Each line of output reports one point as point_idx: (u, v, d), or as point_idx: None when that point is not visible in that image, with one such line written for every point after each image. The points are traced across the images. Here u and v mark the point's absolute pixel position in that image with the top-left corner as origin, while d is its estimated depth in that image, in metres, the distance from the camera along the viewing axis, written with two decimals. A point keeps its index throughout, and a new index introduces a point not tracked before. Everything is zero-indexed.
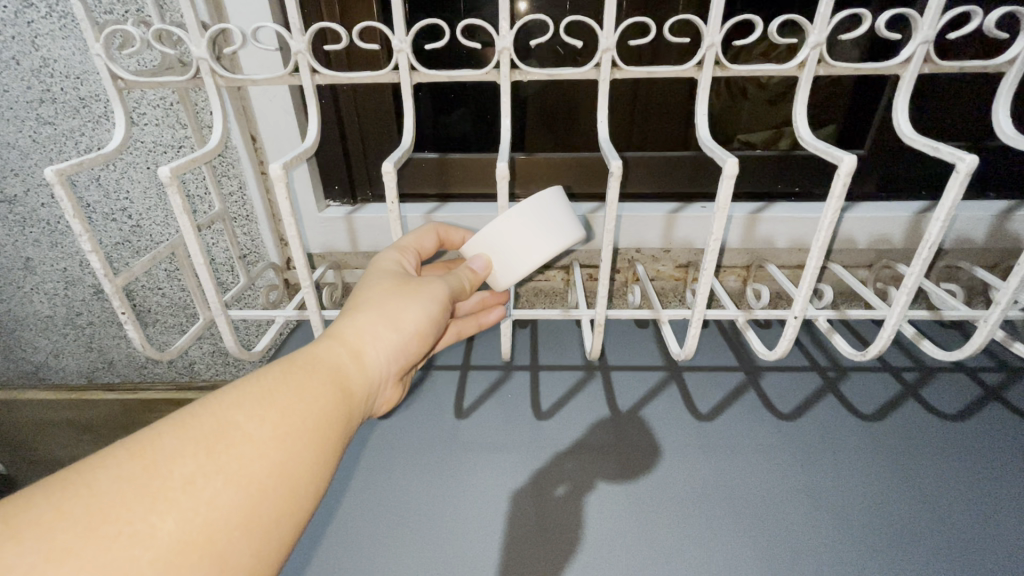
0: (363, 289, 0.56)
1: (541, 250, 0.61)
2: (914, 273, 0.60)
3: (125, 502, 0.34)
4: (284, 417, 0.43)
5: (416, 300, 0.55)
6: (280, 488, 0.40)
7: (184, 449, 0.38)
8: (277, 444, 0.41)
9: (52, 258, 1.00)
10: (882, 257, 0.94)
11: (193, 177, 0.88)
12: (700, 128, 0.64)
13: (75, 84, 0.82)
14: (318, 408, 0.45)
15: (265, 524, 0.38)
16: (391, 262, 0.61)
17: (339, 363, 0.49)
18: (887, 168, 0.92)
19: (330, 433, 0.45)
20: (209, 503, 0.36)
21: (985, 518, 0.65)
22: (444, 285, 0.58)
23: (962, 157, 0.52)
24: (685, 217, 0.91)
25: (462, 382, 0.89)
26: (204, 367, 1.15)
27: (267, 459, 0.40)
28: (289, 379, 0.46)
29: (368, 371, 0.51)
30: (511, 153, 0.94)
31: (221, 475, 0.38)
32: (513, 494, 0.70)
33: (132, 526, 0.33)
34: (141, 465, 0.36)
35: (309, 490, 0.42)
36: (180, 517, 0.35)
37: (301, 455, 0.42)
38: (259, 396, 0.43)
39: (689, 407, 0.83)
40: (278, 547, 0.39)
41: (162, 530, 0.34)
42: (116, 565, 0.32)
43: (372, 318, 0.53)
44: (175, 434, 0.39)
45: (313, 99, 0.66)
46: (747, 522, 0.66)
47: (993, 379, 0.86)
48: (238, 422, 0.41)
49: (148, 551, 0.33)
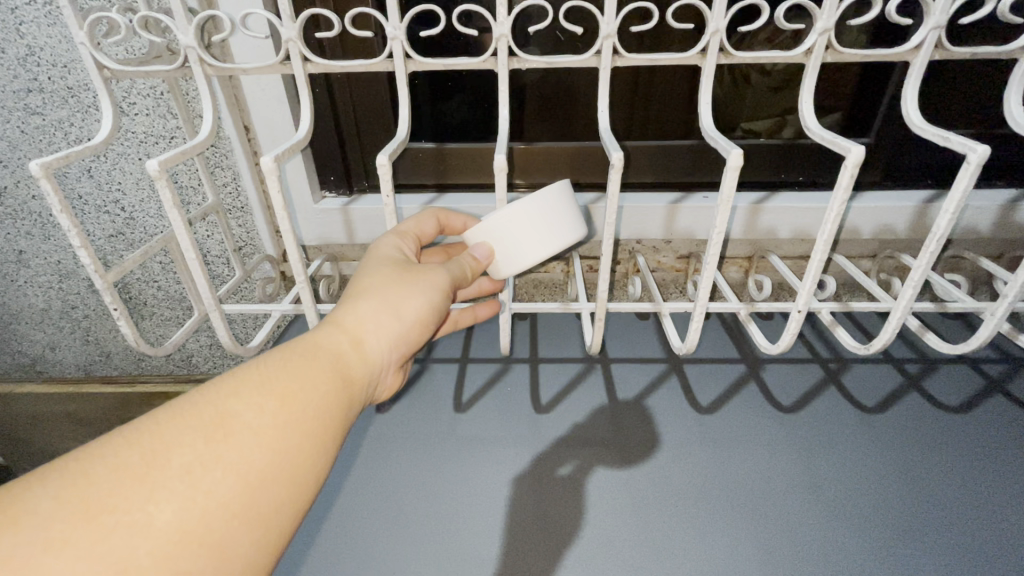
0: (364, 276, 0.55)
1: (545, 246, 0.60)
2: (922, 265, 0.59)
3: (123, 492, 0.33)
4: (283, 405, 0.41)
5: (418, 287, 0.54)
6: (281, 477, 0.39)
7: (182, 438, 0.37)
8: (276, 433, 0.40)
9: (45, 251, 0.99)
10: (886, 247, 0.93)
11: (186, 168, 0.87)
12: (704, 117, 0.62)
13: (63, 74, 0.80)
14: (319, 397, 0.44)
15: (264, 514, 0.38)
16: (391, 248, 0.60)
17: (340, 351, 0.48)
18: (893, 157, 0.90)
19: (331, 420, 0.44)
20: (208, 492, 0.35)
21: (987, 510, 0.65)
22: (446, 273, 0.57)
23: (973, 147, 0.50)
24: (687, 207, 0.89)
25: (461, 375, 0.88)
26: (201, 359, 1.14)
27: (266, 448, 0.39)
28: (289, 366, 0.44)
29: (369, 358, 0.50)
30: (509, 143, 0.93)
31: (219, 464, 0.37)
32: (513, 488, 0.70)
33: (130, 515, 0.33)
34: (139, 455, 0.35)
35: (309, 478, 0.41)
36: (178, 507, 0.34)
37: (302, 444, 0.41)
38: (259, 384, 0.42)
39: (690, 399, 0.82)
40: (278, 536, 0.38)
41: (160, 520, 0.33)
42: (114, 554, 0.31)
43: (373, 304, 0.52)
44: (172, 423, 0.38)
45: (305, 88, 0.64)
46: (749, 516, 0.66)
47: (996, 371, 0.86)
48: (237, 410, 0.40)
49: (147, 542, 0.32)
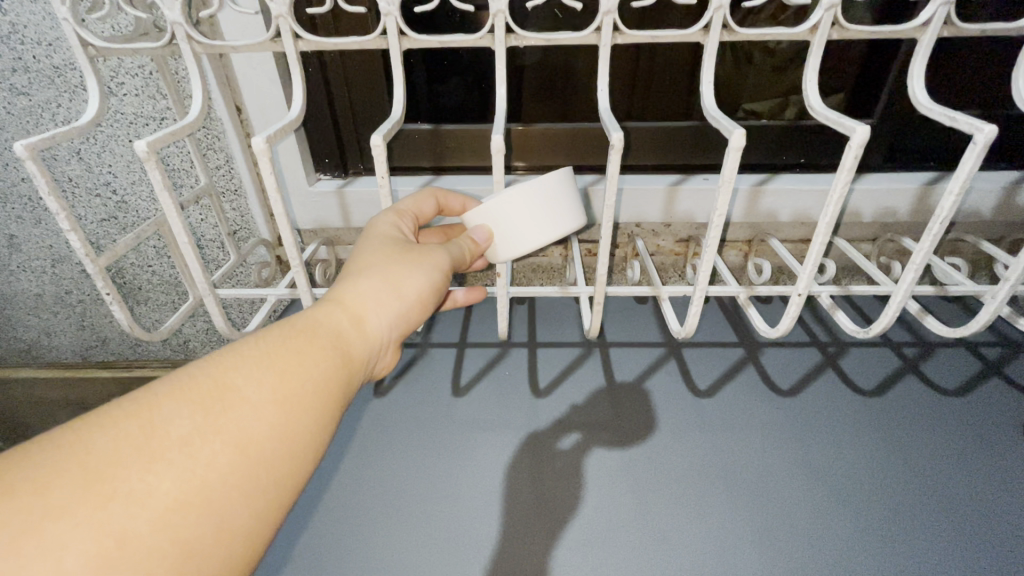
0: (363, 254, 0.54)
1: (545, 232, 0.60)
2: (924, 246, 0.58)
3: (122, 461, 0.33)
4: (283, 380, 0.41)
5: (418, 265, 0.53)
6: (280, 451, 0.38)
7: (181, 410, 0.36)
8: (276, 408, 0.39)
9: (37, 235, 0.97)
10: (887, 230, 0.93)
11: (178, 150, 0.85)
12: (706, 97, 0.61)
13: (48, 52, 0.78)
14: (319, 373, 0.43)
15: (263, 488, 0.37)
16: (390, 226, 0.59)
17: (340, 327, 0.48)
18: (896, 138, 0.89)
19: (330, 397, 0.43)
20: (207, 464, 0.35)
21: (980, 492, 0.66)
22: (447, 253, 0.56)
23: (981, 127, 0.49)
24: (687, 190, 0.88)
25: (459, 359, 0.88)
26: (198, 344, 1.14)
27: (266, 422, 0.38)
28: (288, 342, 0.44)
29: (369, 337, 0.49)
30: (507, 124, 0.91)
31: (219, 437, 0.36)
32: (511, 471, 0.70)
33: (129, 484, 0.32)
34: (136, 426, 0.35)
35: (308, 454, 0.41)
36: (178, 477, 0.33)
37: (302, 419, 0.40)
38: (258, 359, 0.41)
39: (688, 383, 0.83)
40: (276, 511, 0.38)
41: (159, 490, 0.32)
42: (112, 523, 0.30)
43: (373, 282, 0.51)
44: (171, 394, 0.37)
45: (297, 66, 0.62)
46: (745, 498, 0.66)
47: (994, 354, 0.86)
48: (236, 384, 0.39)
49: (146, 511, 0.32)
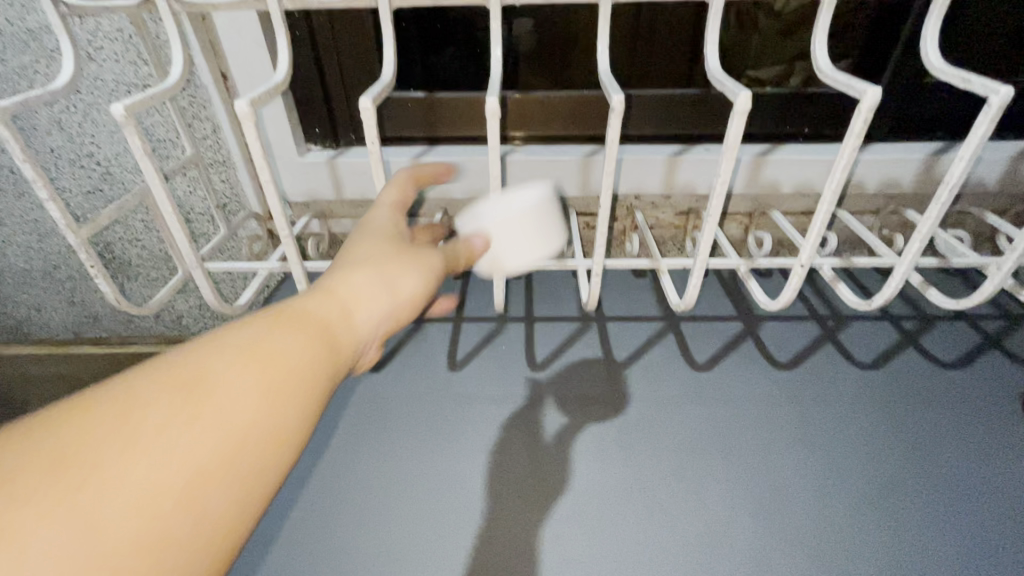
0: (355, 251, 0.54)
1: (537, 250, 0.64)
2: (932, 214, 0.57)
3: (92, 449, 0.31)
4: (265, 368, 0.39)
5: (409, 262, 0.53)
6: (262, 439, 0.36)
7: (156, 397, 0.35)
8: (256, 395, 0.37)
9: (21, 208, 0.95)
10: (891, 202, 0.91)
11: (162, 119, 0.82)
12: (709, 58, 0.59)
13: (20, 14, 0.74)
14: (304, 361, 0.41)
15: (243, 475, 0.35)
16: (383, 222, 0.58)
17: (328, 318, 0.46)
18: (903, 106, 0.87)
19: (316, 386, 0.41)
20: (180, 450, 0.33)
21: (974, 465, 0.66)
22: (438, 255, 0.56)
23: (996, 89, 0.48)
24: (688, 161, 0.86)
25: (455, 334, 0.87)
26: (192, 320, 1.13)
27: (245, 409, 0.36)
28: (273, 330, 0.42)
29: (359, 329, 0.48)
30: (503, 93, 0.88)
31: (194, 423, 0.34)
32: (508, 444, 0.70)
33: (98, 473, 0.31)
34: (110, 414, 0.33)
35: (292, 445, 0.38)
36: (148, 462, 0.32)
37: (284, 406, 0.38)
38: (241, 348, 0.40)
39: (686, 356, 0.82)
40: (257, 501, 0.35)
41: (128, 477, 0.31)
42: (76, 512, 0.29)
43: (363, 274, 0.50)
44: (148, 384, 0.36)
45: (281, 26, 0.59)
46: (742, 471, 0.66)
47: (993, 327, 0.85)
48: (215, 372, 0.37)
49: (114, 498, 0.30)
